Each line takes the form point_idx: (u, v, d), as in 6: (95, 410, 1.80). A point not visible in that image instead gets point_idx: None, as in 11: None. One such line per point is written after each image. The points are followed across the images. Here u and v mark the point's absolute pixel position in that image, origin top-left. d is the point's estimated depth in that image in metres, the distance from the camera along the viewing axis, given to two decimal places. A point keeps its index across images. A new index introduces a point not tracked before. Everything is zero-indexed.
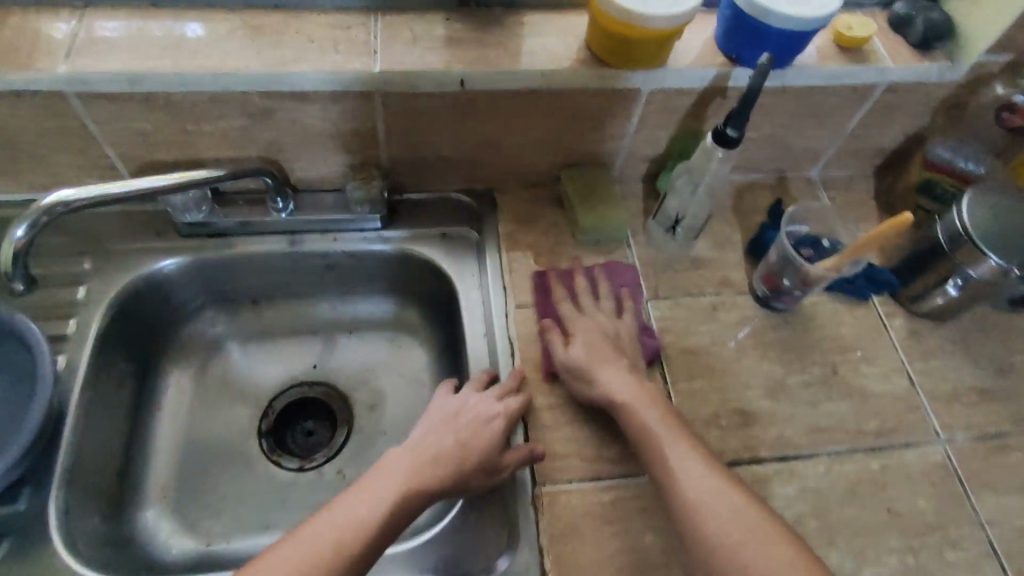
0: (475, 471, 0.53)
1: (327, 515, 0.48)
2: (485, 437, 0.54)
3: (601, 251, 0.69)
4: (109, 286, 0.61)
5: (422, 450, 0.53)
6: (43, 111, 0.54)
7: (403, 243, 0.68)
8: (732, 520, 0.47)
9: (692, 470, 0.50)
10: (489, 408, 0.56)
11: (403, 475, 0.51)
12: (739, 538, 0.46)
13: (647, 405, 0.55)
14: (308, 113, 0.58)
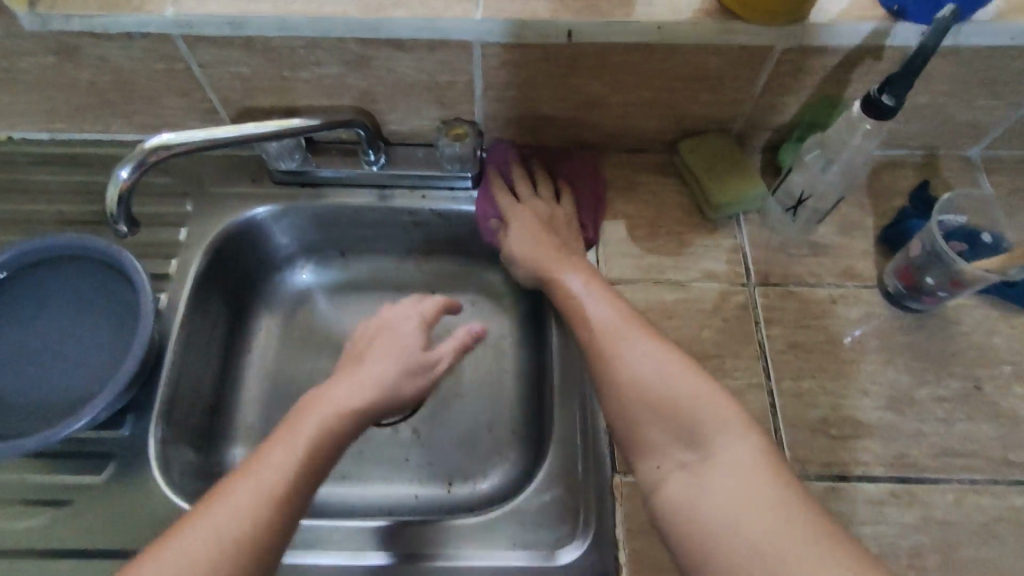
0: (407, 371, 0.55)
1: (269, 460, 0.43)
2: (400, 351, 0.55)
3: (704, 227, 0.62)
4: (206, 230, 0.62)
5: (339, 387, 0.51)
6: (153, 54, 0.55)
7: (494, 204, 0.65)
8: (676, 377, 0.45)
9: (620, 320, 0.51)
10: (409, 338, 0.57)
11: (331, 408, 0.49)
12: (687, 386, 0.44)
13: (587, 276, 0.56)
14: (405, 63, 0.55)
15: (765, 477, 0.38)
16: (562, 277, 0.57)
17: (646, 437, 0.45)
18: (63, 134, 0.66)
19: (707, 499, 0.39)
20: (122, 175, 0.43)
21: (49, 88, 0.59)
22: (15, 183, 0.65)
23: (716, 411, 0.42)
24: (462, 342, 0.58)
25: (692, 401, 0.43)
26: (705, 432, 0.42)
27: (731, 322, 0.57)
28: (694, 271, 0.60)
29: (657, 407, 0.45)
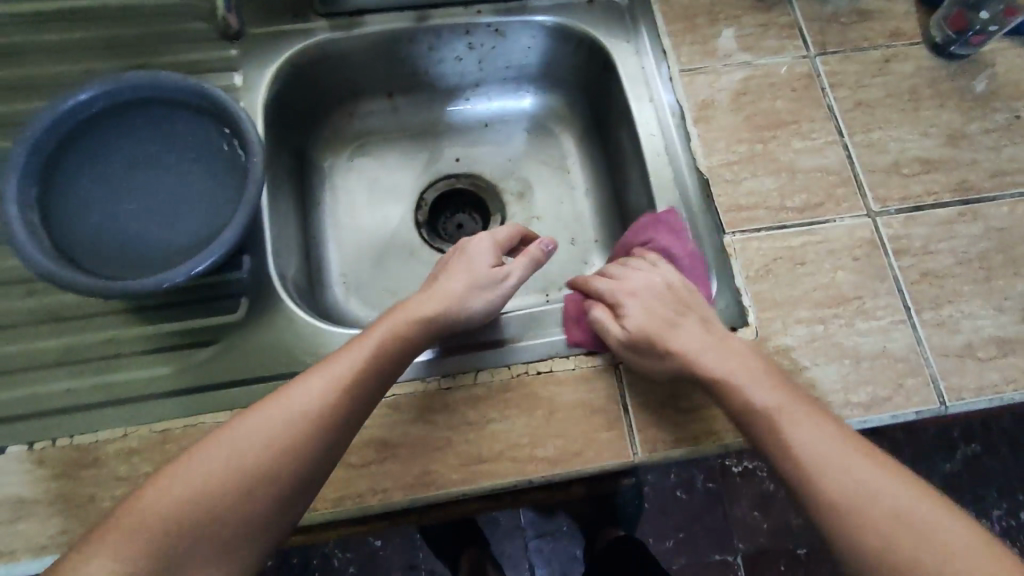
0: (477, 287, 0.50)
1: (300, 387, 0.42)
2: (473, 271, 0.51)
3: (758, 8, 0.63)
4: (261, 69, 0.58)
5: (413, 307, 0.48)
6: None
7: (548, 12, 0.63)
8: (796, 417, 0.42)
9: (707, 345, 0.47)
10: (483, 255, 0.52)
11: (392, 344, 0.45)
12: (811, 432, 0.41)
13: (672, 321, 0.48)
14: None
15: (943, 514, 0.36)
16: (688, 347, 0.47)
17: (833, 521, 0.38)
18: None
19: (915, 549, 0.35)
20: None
21: None
22: (20, 46, 0.57)
23: (853, 456, 0.39)
24: (534, 261, 0.53)
25: (863, 469, 0.39)
26: (915, 517, 0.36)
27: (799, 91, 0.60)
28: (758, 50, 0.62)
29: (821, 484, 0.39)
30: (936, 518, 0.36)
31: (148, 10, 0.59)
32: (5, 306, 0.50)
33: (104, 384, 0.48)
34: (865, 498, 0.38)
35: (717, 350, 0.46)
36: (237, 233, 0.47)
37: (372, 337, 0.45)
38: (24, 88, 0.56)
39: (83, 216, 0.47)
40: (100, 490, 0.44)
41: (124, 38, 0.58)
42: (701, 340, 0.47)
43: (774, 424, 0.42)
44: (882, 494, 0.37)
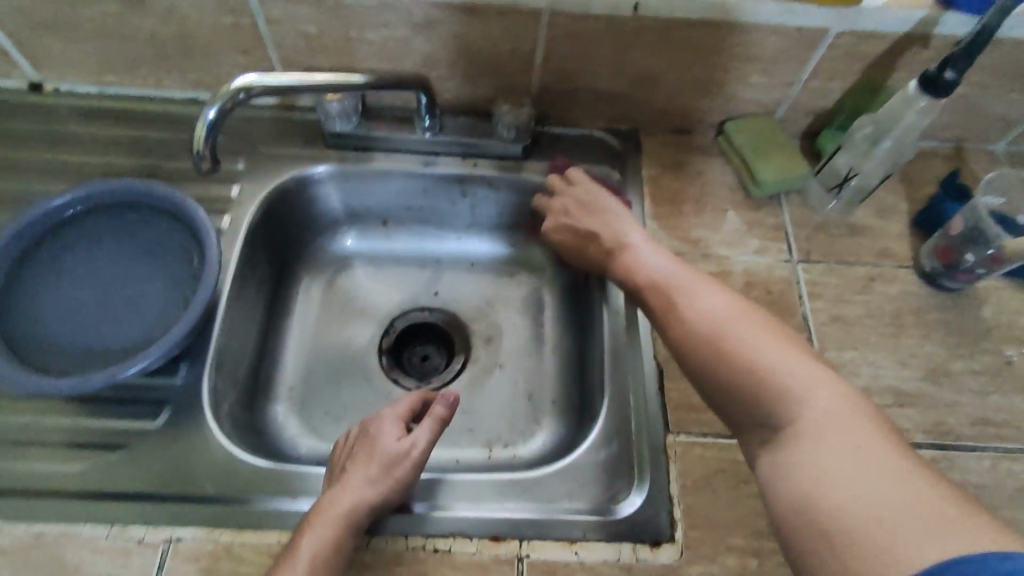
0: (386, 467, 0.48)
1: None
2: (385, 449, 0.49)
3: (748, 205, 0.64)
4: (259, 186, 0.62)
5: (334, 497, 0.46)
6: (223, 5, 0.55)
7: (542, 175, 0.66)
8: (823, 394, 0.39)
9: (693, 285, 0.50)
10: (385, 433, 0.50)
11: (338, 537, 0.44)
12: (767, 345, 0.42)
13: (671, 272, 0.52)
14: (471, 27, 0.57)
15: (891, 454, 0.35)
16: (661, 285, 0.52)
17: (735, 373, 0.42)
18: (112, 88, 0.66)
19: (796, 410, 0.39)
20: (213, 112, 0.44)
21: (111, 38, 0.59)
22: (60, 133, 0.64)
23: (819, 386, 0.40)
24: (440, 420, 0.51)
25: (783, 361, 0.41)
26: (795, 393, 0.40)
27: (775, 295, 0.59)
28: (740, 246, 0.62)
29: (726, 367, 0.43)
30: (886, 468, 0.34)
31: (180, 119, 0.66)
32: None
33: (3, 471, 0.48)
34: (755, 377, 0.41)
35: (735, 314, 0.46)
36: (169, 347, 0.48)
37: (303, 547, 0.43)
38: (49, 170, 0.62)
39: (39, 304, 0.49)
40: None
41: (153, 141, 0.64)
42: (688, 283, 0.50)
43: (711, 323, 0.46)
44: (773, 382, 0.40)
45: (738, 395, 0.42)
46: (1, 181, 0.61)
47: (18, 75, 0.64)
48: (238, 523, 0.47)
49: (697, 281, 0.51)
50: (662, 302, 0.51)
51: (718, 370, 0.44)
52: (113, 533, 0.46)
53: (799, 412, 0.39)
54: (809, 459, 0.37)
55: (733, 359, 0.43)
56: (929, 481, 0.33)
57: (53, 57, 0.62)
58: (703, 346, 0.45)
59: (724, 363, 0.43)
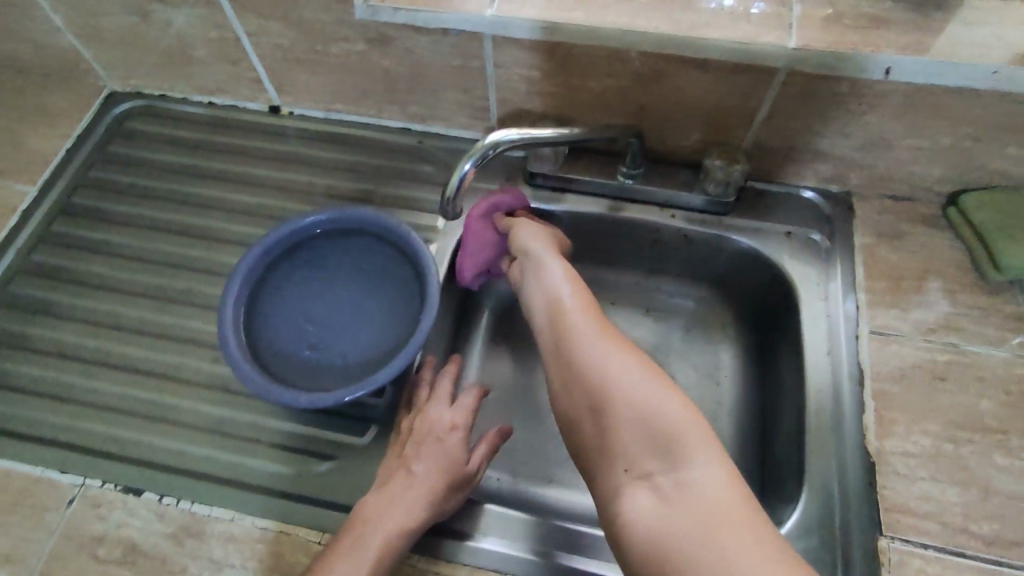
0: (452, 485, 0.48)
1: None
2: (448, 458, 0.49)
3: (981, 289, 0.57)
4: (462, 218, 0.65)
5: (399, 504, 0.46)
6: (458, 50, 0.58)
7: (743, 233, 0.63)
8: (703, 463, 0.36)
9: (601, 348, 0.44)
10: (455, 448, 0.50)
11: (392, 546, 0.45)
12: (635, 401, 0.40)
13: (592, 335, 0.46)
14: (697, 82, 0.56)
15: (738, 528, 0.32)
16: (578, 374, 0.44)
17: (615, 442, 0.40)
18: (336, 114, 0.71)
19: (681, 491, 0.35)
20: (468, 166, 0.48)
21: (349, 72, 0.64)
22: (289, 154, 0.70)
23: (647, 394, 0.40)
24: (491, 446, 0.53)
25: (653, 411, 0.39)
26: (682, 442, 0.37)
27: (1015, 396, 0.52)
28: (971, 334, 0.56)
29: (600, 435, 0.41)
30: None
31: (391, 147, 0.70)
32: (191, 364, 0.58)
33: (233, 463, 0.53)
34: (648, 429, 0.39)
35: (601, 348, 0.44)
36: (389, 376, 0.50)
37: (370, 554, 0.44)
38: (278, 186, 0.68)
39: (281, 316, 0.55)
40: (194, 564, 0.48)
41: (369, 166, 0.69)
42: (591, 344, 0.45)
43: (603, 389, 0.42)
44: (655, 429, 0.38)
45: (619, 465, 0.39)
46: (239, 194, 0.68)
47: (261, 99, 0.72)
48: (432, 553, 0.48)
49: (596, 331, 0.46)
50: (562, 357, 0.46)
51: (598, 436, 0.41)
52: (325, 540, 0.49)
53: (678, 483, 0.36)
54: (685, 543, 0.33)
55: (597, 404, 0.42)
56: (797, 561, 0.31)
57: (294, 86, 0.68)
58: (604, 429, 0.41)
59: (617, 441, 0.40)
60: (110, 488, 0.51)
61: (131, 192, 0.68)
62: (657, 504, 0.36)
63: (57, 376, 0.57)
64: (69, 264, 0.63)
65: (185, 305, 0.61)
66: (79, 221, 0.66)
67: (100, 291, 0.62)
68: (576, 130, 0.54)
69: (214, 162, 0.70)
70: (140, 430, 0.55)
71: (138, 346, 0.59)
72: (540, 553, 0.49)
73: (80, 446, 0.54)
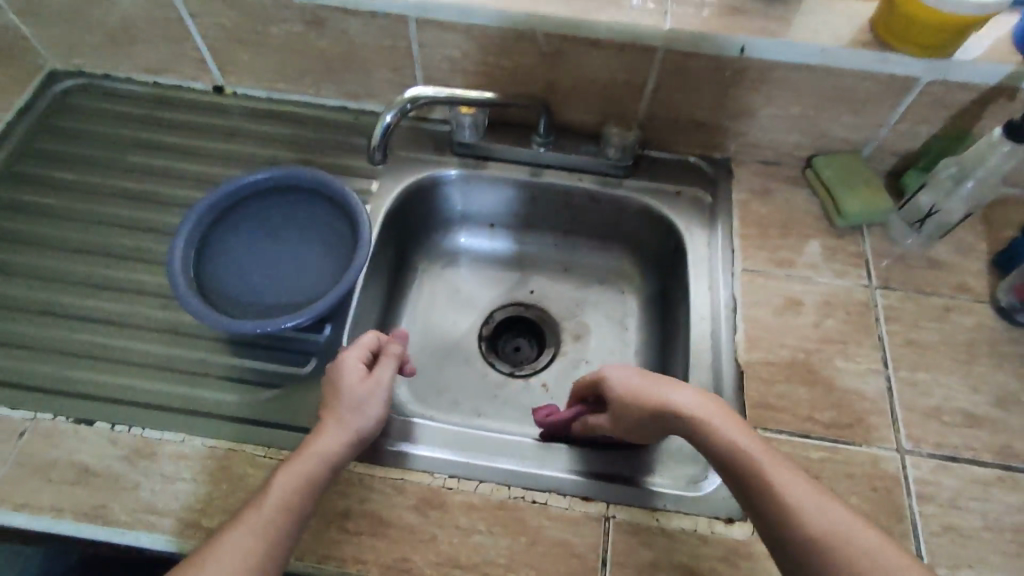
0: (354, 407, 0.51)
1: (259, 537, 0.44)
2: (347, 391, 0.52)
3: (830, 233, 0.69)
4: (396, 183, 0.72)
5: (314, 444, 0.49)
6: (387, 31, 0.66)
7: (640, 193, 0.73)
8: (865, 543, 0.40)
9: (722, 418, 0.48)
10: (348, 375, 0.53)
11: (309, 478, 0.47)
12: (844, 525, 0.41)
13: (714, 413, 0.48)
14: (595, 60, 0.66)
15: None
16: (731, 446, 0.46)
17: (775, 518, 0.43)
18: (278, 94, 0.78)
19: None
20: (388, 118, 0.58)
21: (289, 52, 0.71)
22: (232, 128, 0.76)
23: (794, 474, 0.44)
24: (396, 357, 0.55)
25: (814, 509, 0.42)
26: (840, 523, 0.41)
27: (853, 315, 0.64)
28: (822, 269, 0.67)
29: (803, 512, 0.42)
30: None
31: (330, 123, 0.77)
32: (140, 311, 0.62)
33: (183, 396, 0.58)
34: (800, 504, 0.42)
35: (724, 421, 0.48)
36: (325, 309, 0.56)
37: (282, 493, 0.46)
38: (223, 157, 0.74)
39: (228, 259, 0.61)
40: (146, 481, 0.53)
41: (310, 139, 0.76)
42: (731, 425, 0.47)
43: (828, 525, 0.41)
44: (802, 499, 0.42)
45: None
46: (185, 163, 0.73)
47: (206, 79, 0.77)
48: (367, 459, 0.55)
49: (712, 408, 0.49)
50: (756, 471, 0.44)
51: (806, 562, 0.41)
52: (270, 454, 0.55)
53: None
54: None
55: (748, 486, 0.44)
56: None
57: (238, 66, 0.74)
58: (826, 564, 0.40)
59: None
60: (63, 419, 0.55)
61: (77, 162, 0.72)
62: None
63: (6, 326, 0.60)
64: (16, 227, 0.67)
65: (133, 261, 0.65)
66: (24, 188, 0.69)
67: (47, 250, 0.65)
68: (490, 96, 0.64)
69: (160, 135, 0.75)
70: (92, 371, 0.59)
71: (87, 298, 0.63)
72: (460, 456, 0.56)
73: (31, 386, 0.57)
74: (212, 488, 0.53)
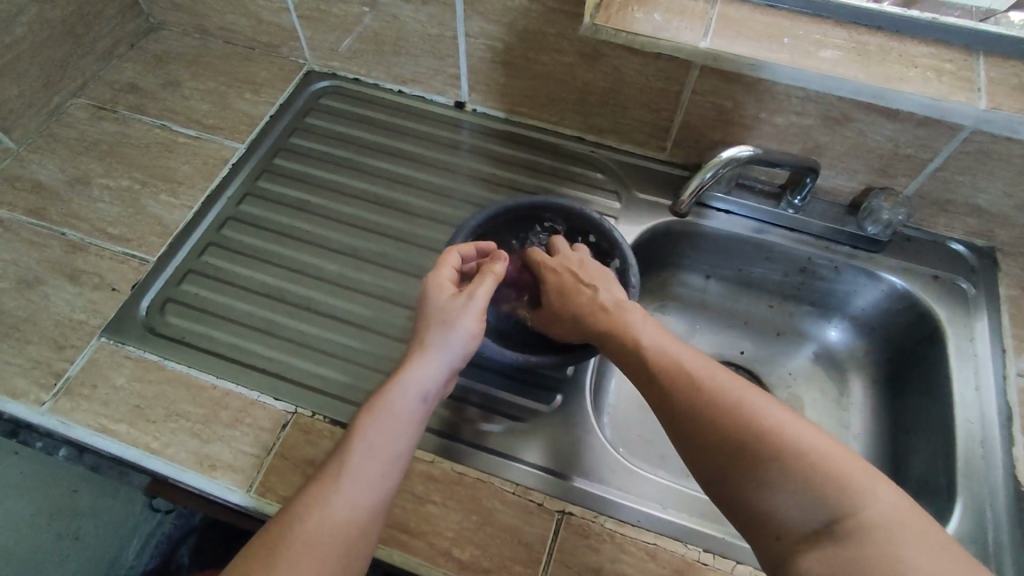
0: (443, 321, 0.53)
1: (357, 484, 0.46)
2: (434, 310, 0.55)
3: None
4: (635, 226, 0.71)
5: (404, 373, 0.51)
6: (663, 73, 0.65)
7: (894, 272, 0.69)
8: (773, 418, 0.43)
9: (653, 331, 0.53)
10: (445, 298, 0.55)
11: (398, 409, 0.49)
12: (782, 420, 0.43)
13: (634, 313, 0.54)
14: (883, 129, 0.62)
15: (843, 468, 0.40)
16: (635, 333, 0.53)
17: (656, 395, 0.49)
18: (516, 117, 0.78)
19: (854, 498, 0.39)
20: (704, 178, 0.62)
21: (547, 81, 0.71)
22: (469, 146, 0.77)
23: (715, 371, 0.48)
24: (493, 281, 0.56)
25: (749, 404, 0.44)
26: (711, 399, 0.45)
27: None
28: None
29: (731, 412, 0.44)
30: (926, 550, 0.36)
31: (566, 152, 0.76)
32: (387, 319, 0.63)
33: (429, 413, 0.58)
34: (688, 388, 0.47)
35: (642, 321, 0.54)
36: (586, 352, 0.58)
37: (369, 438, 0.48)
38: (461, 175, 0.75)
39: None
40: (399, 497, 0.53)
41: (546, 167, 0.75)
42: (649, 328, 0.53)
43: (754, 415, 0.44)
44: (678, 375, 0.48)
45: (760, 486, 0.41)
46: (425, 176, 0.74)
47: (450, 94, 0.79)
48: (616, 514, 0.53)
49: (637, 314, 0.54)
50: (668, 369, 0.49)
51: (726, 458, 0.43)
52: (517, 491, 0.54)
53: (864, 516, 0.38)
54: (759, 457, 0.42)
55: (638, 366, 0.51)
56: (886, 488, 0.39)
57: (489, 87, 0.75)
58: (750, 443, 0.42)
59: (748, 454, 0.42)
60: (320, 418, 0.56)
61: (327, 160, 0.75)
62: (824, 533, 0.38)
63: (265, 314, 0.63)
64: (275, 218, 0.70)
65: (380, 267, 0.67)
66: (280, 181, 0.73)
67: (302, 243, 0.68)
68: (759, 153, 0.61)
69: (402, 143, 0.77)
70: (344, 372, 0.60)
71: (339, 298, 0.64)
72: (711, 528, 0.53)
73: (290, 379, 0.59)
74: (464, 518, 0.53)
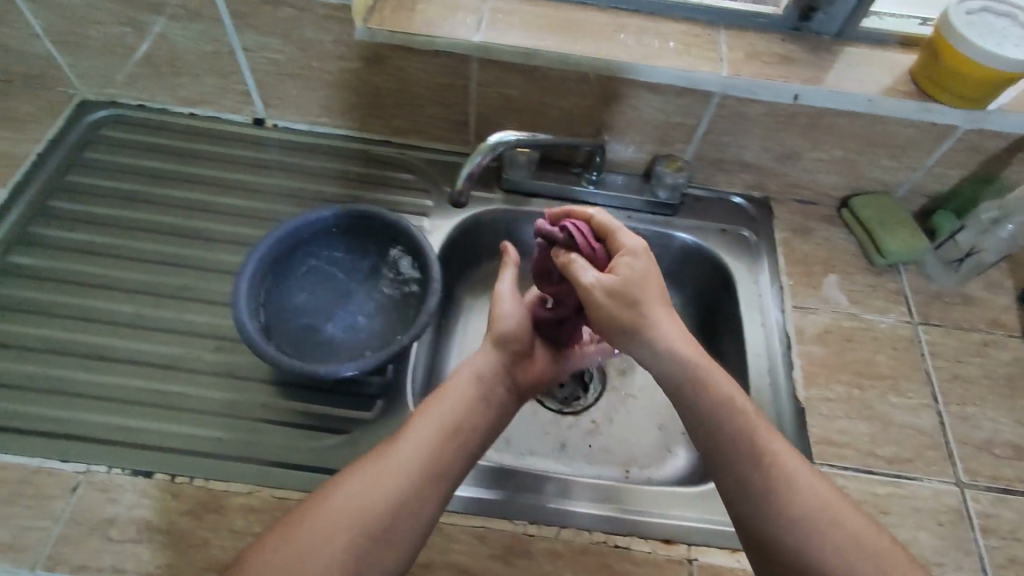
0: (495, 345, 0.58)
1: (363, 496, 0.46)
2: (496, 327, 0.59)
3: (871, 270, 0.72)
4: (447, 220, 0.72)
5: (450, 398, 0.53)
6: (445, 69, 0.66)
7: (688, 232, 0.75)
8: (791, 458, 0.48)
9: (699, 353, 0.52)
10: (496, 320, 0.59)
11: (448, 431, 0.51)
12: (785, 453, 0.48)
13: (675, 331, 0.53)
14: (650, 103, 0.67)
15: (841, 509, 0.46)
16: (655, 342, 0.52)
17: (689, 403, 0.51)
18: (319, 127, 0.77)
19: (844, 531, 0.44)
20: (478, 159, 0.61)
21: (339, 88, 0.71)
22: (273, 163, 0.75)
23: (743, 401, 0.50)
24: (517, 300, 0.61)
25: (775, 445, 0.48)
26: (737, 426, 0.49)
27: (901, 351, 0.67)
28: (867, 306, 0.70)
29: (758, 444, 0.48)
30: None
31: (374, 157, 0.76)
32: (192, 354, 0.60)
33: (243, 443, 0.55)
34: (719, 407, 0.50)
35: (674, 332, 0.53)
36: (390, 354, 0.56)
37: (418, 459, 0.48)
38: (266, 193, 0.72)
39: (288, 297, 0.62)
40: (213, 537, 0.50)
41: (355, 174, 0.75)
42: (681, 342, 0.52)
43: (755, 430, 0.49)
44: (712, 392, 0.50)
45: (762, 505, 0.46)
46: (227, 199, 0.71)
47: (245, 111, 0.76)
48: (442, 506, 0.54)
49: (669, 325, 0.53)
50: (707, 391, 0.50)
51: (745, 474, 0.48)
52: None
53: (848, 542, 0.44)
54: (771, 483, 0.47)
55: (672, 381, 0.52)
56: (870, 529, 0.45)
57: (283, 99, 0.73)
58: (769, 474, 0.47)
59: (761, 477, 0.47)
60: (119, 472, 0.52)
61: (115, 195, 0.70)
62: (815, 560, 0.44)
63: (49, 371, 0.57)
64: (55, 265, 0.64)
65: (181, 300, 0.63)
66: (58, 225, 0.67)
67: (89, 288, 0.63)
68: (540, 137, 0.65)
69: (199, 168, 0.73)
70: (144, 418, 0.56)
71: (136, 341, 0.60)
72: (536, 500, 0.56)
73: (81, 437, 0.54)
74: None
